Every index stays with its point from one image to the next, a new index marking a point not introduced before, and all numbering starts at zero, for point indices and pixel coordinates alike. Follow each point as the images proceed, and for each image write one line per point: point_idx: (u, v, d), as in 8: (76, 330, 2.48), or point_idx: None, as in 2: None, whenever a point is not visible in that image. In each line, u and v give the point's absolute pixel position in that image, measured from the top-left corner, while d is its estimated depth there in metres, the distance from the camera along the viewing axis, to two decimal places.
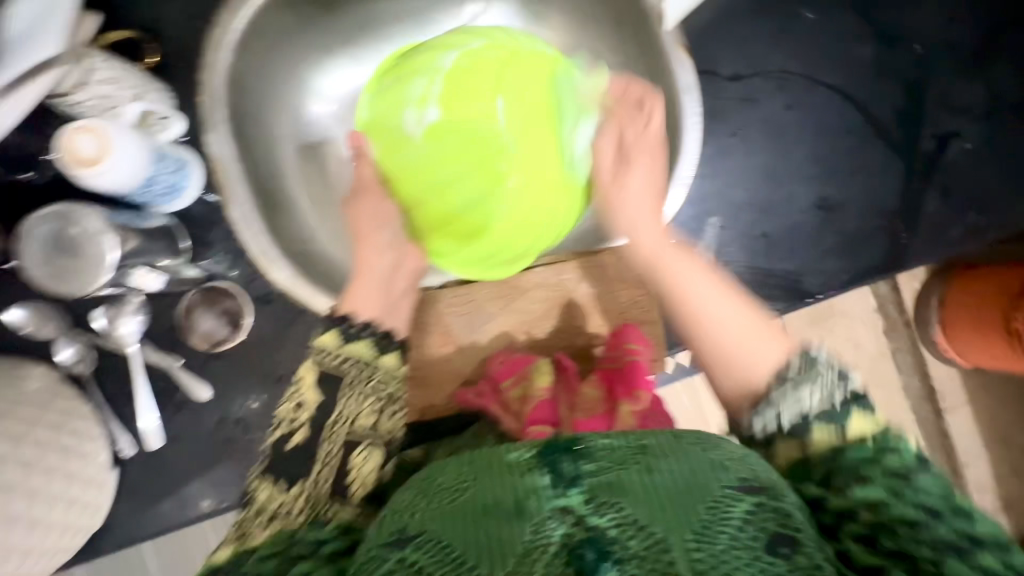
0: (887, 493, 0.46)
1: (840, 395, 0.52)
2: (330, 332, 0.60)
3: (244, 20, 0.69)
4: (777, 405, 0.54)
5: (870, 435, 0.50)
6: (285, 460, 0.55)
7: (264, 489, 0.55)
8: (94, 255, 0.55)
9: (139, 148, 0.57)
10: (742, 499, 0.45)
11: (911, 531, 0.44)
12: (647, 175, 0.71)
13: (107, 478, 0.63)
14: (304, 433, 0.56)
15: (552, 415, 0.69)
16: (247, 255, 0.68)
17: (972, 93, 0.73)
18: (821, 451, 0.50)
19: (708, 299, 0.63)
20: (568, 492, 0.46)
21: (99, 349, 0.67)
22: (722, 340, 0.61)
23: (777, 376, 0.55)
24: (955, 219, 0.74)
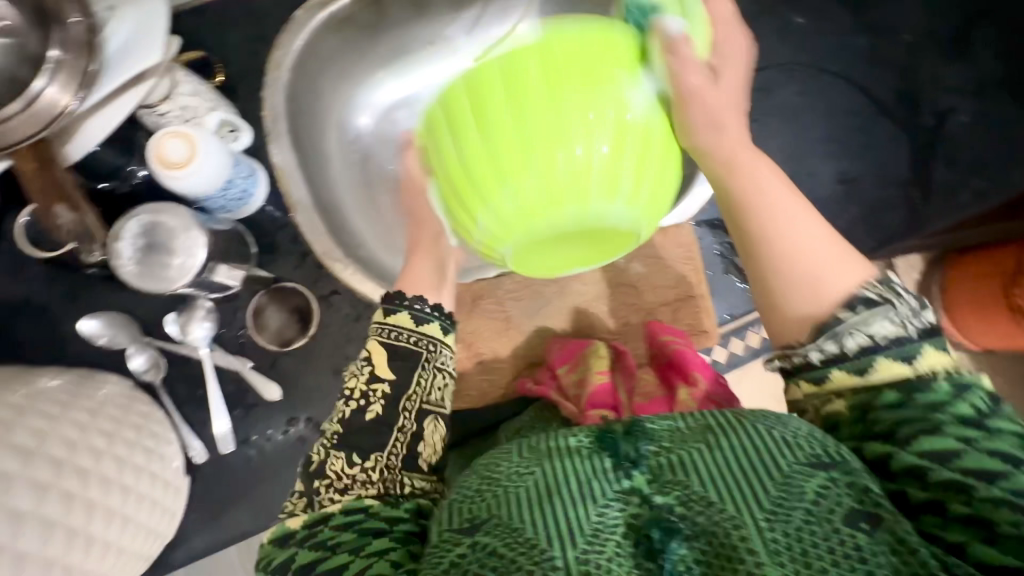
0: (963, 440, 0.42)
1: (920, 318, 0.46)
2: (399, 312, 0.56)
3: (298, 43, 0.75)
4: (840, 333, 0.47)
5: (941, 369, 0.45)
6: (361, 430, 0.53)
7: (334, 460, 0.52)
8: (185, 251, 0.57)
9: (223, 152, 0.61)
10: (815, 474, 0.43)
11: (990, 483, 0.41)
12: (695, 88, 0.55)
13: (182, 483, 0.63)
14: (382, 404, 0.54)
15: (611, 399, 0.68)
16: (314, 255, 0.71)
17: (962, 73, 0.81)
18: (889, 394, 0.45)
19: (793, 216, 0.52)
20: (630, 475, 0.45)
21: (170, 356, 0.68)
22: (792, 244, 0.51)
23: (861, 302, 0.47)
24: (961, 185, 0.80)
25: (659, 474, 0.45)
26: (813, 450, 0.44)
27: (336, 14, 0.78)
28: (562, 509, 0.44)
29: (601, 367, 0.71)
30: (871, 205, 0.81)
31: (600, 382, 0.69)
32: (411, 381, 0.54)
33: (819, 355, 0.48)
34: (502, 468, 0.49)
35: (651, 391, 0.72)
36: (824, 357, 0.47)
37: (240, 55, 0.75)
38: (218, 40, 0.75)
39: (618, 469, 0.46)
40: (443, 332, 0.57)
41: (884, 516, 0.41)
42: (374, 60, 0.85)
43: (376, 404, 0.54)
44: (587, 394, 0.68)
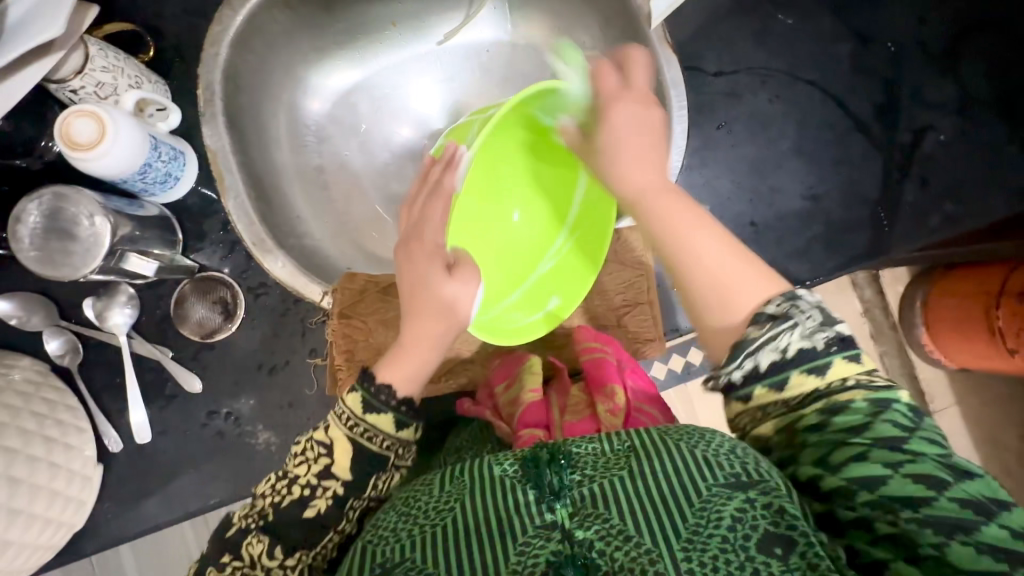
0: (885, 466, 0.40)
1: (824, 331, 0.43)
2: (384, 412, 0.50)
3: (240, 17, 0.71)
4: (756, 351, 0.44)
5: (857, 386, 0.43)
6: (296, 529, 0.48)
7: (254, 544, 0.47)
8: (90, 238, 0.56)
9: (138, 134, 0.58)
10: (732, 496, 0.40)
11: (913, 509, 0.39)
12: (635, 119, 0.56)
13: (93, 473, 0.62)
14: (327, 502, 0.48)
15: (543, 418, 0.60)
16: (242, 246, 0.68)
17: (945, 89, 0.77)
18: (809, 416, 0.43)
19: (684, 214, 0.51)
20: (552, 508, 0.42)
21: (89, 341, 0.66)
22: (703, 265, 0.48)
23: (766, 316, 0.44)
24: (933, 208, 0.76)
25: (582, 506, 0.42)
26: (735, 468, 0.42)
27: None
28: (471, 551, 0.41)
29: (533, 385, 0.64)
30: (839, 222, 0.77)
31: (532, 399, 0.62)
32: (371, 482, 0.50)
33: (741, 373, 0.44)
34: (421, 503, 0.45)
35: (581, 411, 0.62)
36: (749, 372, 0.44)
37: (175, 29, 0.71)
38: (152, 11, 0.71)
39: (540, 502, 0.43)
40: (415, 431, 0.52)
41: (800, 541, 0.39)
42: (326, 40, 0.81)
43: (321, 500, 0.49)
44: (519, 413, 0.61)
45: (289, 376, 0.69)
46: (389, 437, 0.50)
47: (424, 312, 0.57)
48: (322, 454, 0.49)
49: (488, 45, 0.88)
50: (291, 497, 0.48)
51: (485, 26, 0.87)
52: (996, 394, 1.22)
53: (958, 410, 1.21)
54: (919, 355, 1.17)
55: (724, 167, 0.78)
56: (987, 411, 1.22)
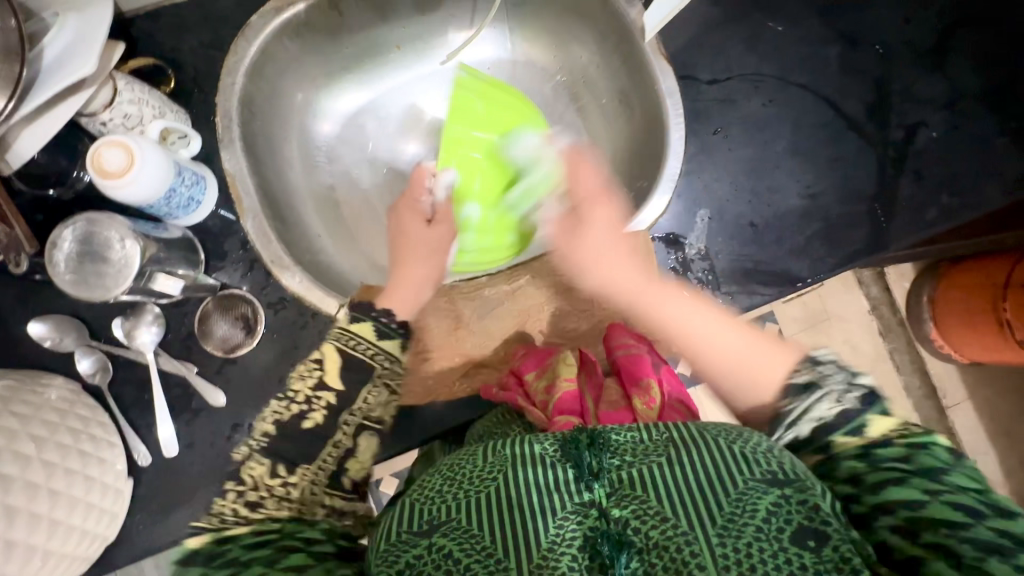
0: (930, 492, 0.46)
1: (852, 392, 0.53)
2: (366, 322, 0.58)
3: (254, 47, 0.75)
4: (796, 423, 0.54)
5: (893, 434, 0.51)
6: (294, 438, 0.57)
7: (255, 466, 0.56)
8: (121, 260, 0.59)
9: (164, 161, 0.62)
10: (769, 491, 0.45)
11: (951, 530, 0.44)
12: (608, 227, 0.69)
13: (124, 486, 0.64)
14: (321, 414, 0.57)
15: (578, 406, 0.61)
16: (261, 263, 0.71)
17: (933, 86, 0.80)
18: (847, 449, 0.51)
19: (712, 336, 0.62)
20: (591, 488, 0.46)
21: (118, 360, 0.68)
22: (736, 363, 0.59)
23: (797, 389, 0.55)
24: (928, 202, 0.78)
25: (618, 488, 0.46)
26: (773, 467, 0.46)
27: (294, 19, 0.76)
28: (515, 520, 0.45)
29: (569, 373, 0.65)
30: (837, 220, 0.79)
31: (566, 388, 0.63)
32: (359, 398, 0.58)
33: (793, 437, 0.54)
34: (466, 471, 0.49)
35: (616, 402, 0.65)
36: (797, 438, 0.54)
37: (193, 61, 0.75)
38: (172, 45, 0.75)
39: (579, 482, 0.46)
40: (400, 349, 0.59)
41: (828, 534, 0.43)
42: (334, 65, 0.85)
43: (317, 413, 0.58)
44: (554, 399, 0.61)
45: None
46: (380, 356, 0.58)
47: (413, 278, 0.72)
48: (315, 368, 0.57)
49: (489, 62, 0.93)
50: (289, 414, 0.57)
51: (486, 44, 0.91)
52: (1010, 386, 1.22)
53: (972, 404, 1.21)
54: (929, 350, 1.18)
55: (722, 170, 0.81)
56: (1001, 404, 1.22)
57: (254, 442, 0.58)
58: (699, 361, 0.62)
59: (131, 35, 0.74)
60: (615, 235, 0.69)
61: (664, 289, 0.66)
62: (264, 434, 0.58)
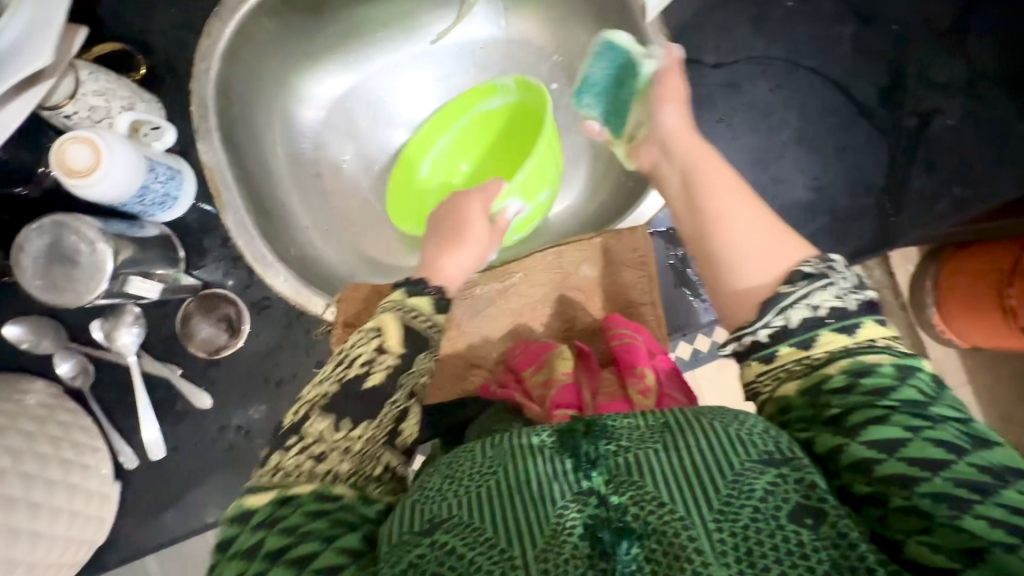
0: (909, 428, 0.40)
1: (856, 293, 0.45)
2: (423, 294, 0.55)
3: (230, 30, 0.70)
4: (786, 308, 0.46)
5: (879, 340, 0.44)
6: (356, 400, 0.47)
7: (317, 421, 0.46)
8: (92, 264, 0.56)
9: (133, 156, 0.58)
10: (765, 470, 0.39)
11: (933, 473, 0.38)
12: (680, 119, 0.65)
13: (111, 491, 0.63)
14: (384, 374, 0.48)
15: (575, 399, 0.58)
16: (243, 261, 0.68)
17: (951, 69, 0.75)
18: (834, 381, 0.43)
19: (727, 205, 0.56)
20: (589, 476, 0.40)
21: (99, 361, 0.67)
22: (739, 244, 0.52)
23: (800, 276, 0.47)
24: (940, 193, 0.75)
25: (618, 475, 0.40)
26: (768, 446, 0.40)
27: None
28: (510, 510, 0.39)
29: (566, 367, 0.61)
30: (842, 213, 0.76)
31: (564, 381, 0.60)
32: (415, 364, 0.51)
33: (769, 330, 0.47)
34: (466, 467, 0.43)
35: (614, 393, 0.62)
36: (773, 331, 0.47)
37: (164, 44, 0.71)
38: (140, 28, 0.70)
39: (575, 471, 0.40)
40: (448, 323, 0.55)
41: (828, 511, 0.37)
42: (318, 47, 0.81)
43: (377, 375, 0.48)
44: (551, 394, 0.58)
45: (294, 389, 0.69)
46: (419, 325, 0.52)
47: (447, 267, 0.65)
48: (373, 335, 0.50)
49: (483, 43, 0.87)
50: (349, 377, 0.48)
51: (479, 22, 0.86)
52: (1013, 372, 1.20)
53: (972, 390, 1.20)
54: (932, 337, 1.16)
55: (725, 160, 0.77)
56: (1003, 391, 1.20)
57: (306, 406, 0.47)
58: (709, 248, 0.55)
59: (97, 17, 0.70)
60: (689, 140, 0.64)
61: (713, 173, 0.59)
62: (321, 395, 0.48)
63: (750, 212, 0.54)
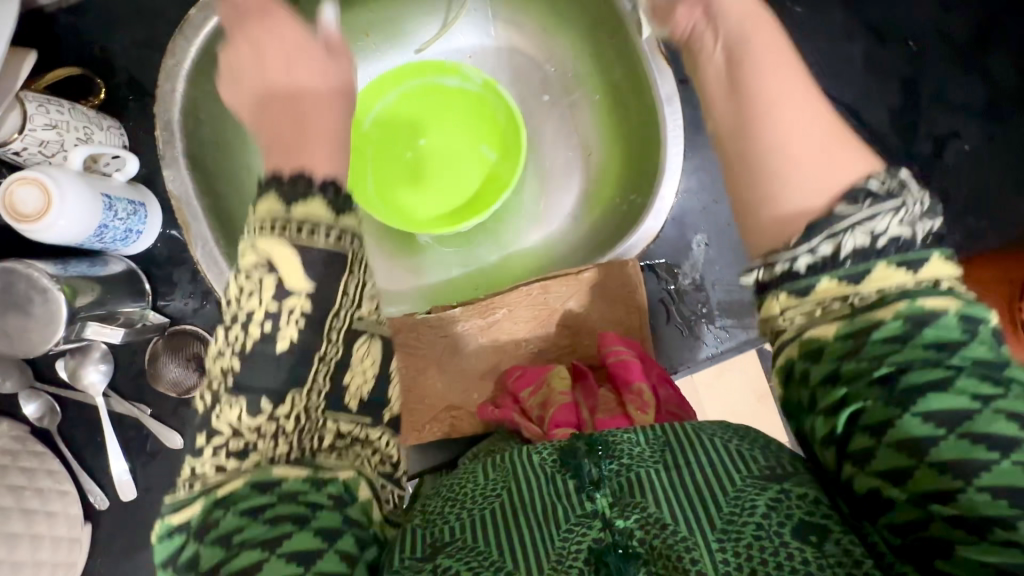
0: (979, 398, 0.31)
1: (925, 220, 0.36)
2: (310, 199, 0.42)
3: (195, 45, 0.64)
4: (839, 230, 0.36)
5: (942, 281, 0.35)
6: (263, 363, 0.42)
7: (229, 407, 0.42)
8: (45, 314, 0.55)
9: (89, 194, 0.55)
10: (767, 487, 0.36)
11: (1002, 456, 0.30)
12: (745, 4, 0.49)
13: (81, 535, 0.63)
14: (299, 323, 0.42)
15: (575, 417, 0.53)
16: (213, 296, 0.65)
17: (970, 90, 0.70)
18: (887, 327, 0.34)
19: (780, 98, 0.42)
20: (592, 496, 0.38)
21: (66, 402, 0.65)
22: (790, 153, 0.40)
23: (866, 195, 0.36)
24: (953, 224, 0.70)
25: (621, 495, 0.37)
26: (770, 463, 0.37)
27: None
28: (515, 533, 0.37)
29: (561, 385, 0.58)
30: None
31: (562, 400, 0.56)
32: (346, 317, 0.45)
33: (809, 261, 0.36)
34: (470, 488, 0.41)
35: (612, 409, 0.56)
36: (817, 261, 0.36)
37: (126, 63, 0.66)
38: (101, 46, 0.66)
39: (577, 492, 0.38)
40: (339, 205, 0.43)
41: (836, 531, 0.33)
42: None
43: (290, 327, 0.42)
44: (549, 413, 0.54)
45: None
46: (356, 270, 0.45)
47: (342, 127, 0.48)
48: (261, 270, 0.42)
49: (470, 55, 0.84)
50: (245, 338, 0.42)
51: (465, 34, 0.82)
52: None
53: None
54: None
55: None
56: None
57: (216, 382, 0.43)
58: (751, 141, 0.42)
59: (55, 38, 0.65)
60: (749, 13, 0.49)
61: (765, 34, 0.47)
62: (229, 367, 0.43)
63: (802, 113, 0.42)
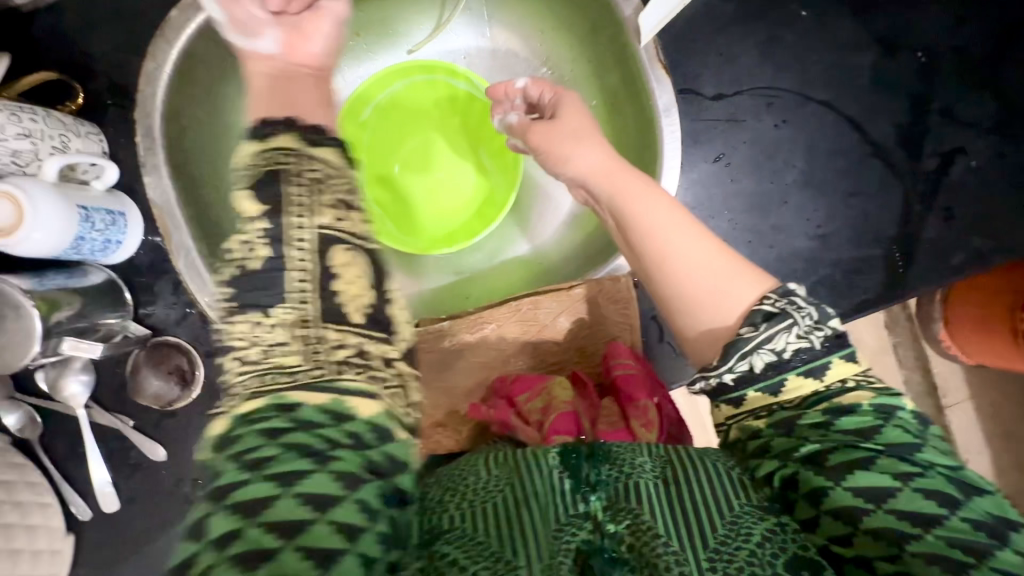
0: (902, 477, 0.37)
1: (820, 330, 0.40)
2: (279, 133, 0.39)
3: (176, 49, 0.63)
4: (751, 352, 0.40)
5: (853, 378, 0.40)
6: (244, 289, 0.37)
7: (237, 347, 0.37)
8: (19, 330, 0.54)
9: (62, 208, 0.53)
10: (763, 517, 0.40)
11: (925, 529, 0.35)
12: (597, 151, 0.55)
13: (63, 547, 0.63)
14: (256, 252, 0.37)
15: (574, 426, 0.55)
16: (197, 308, 0.64)
17: (979, 107, 0.67)
18: (809, 417, 0.40)
19: (665, 228, 0.46)
20: (587, 499, 0.41)
21: (48, 412, 0.64)
22: (690, 281, 0.44)
23: (761, 316, 0.41)
24: (956, 245, 0.68)
25: (620, 501, 0.41)
26: (763, 493, 0.41)
27: None
28: (507, 531, 0.40)
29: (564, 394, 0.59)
30: (847, 264, 0.69)
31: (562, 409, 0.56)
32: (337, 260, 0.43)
33: (733, 376, 0.41)
34: (468, 482, 0.44)
35: (615, 423, 0.58)
36: (750, 372, 0.41)
37: (105, 66, 0.64)
38: (80, 48, 0.64)
39: (574, 492, 0.42)
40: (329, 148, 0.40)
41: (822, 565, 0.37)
42: None
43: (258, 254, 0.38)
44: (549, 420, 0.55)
45: None
46: (340, 191, 0.39)
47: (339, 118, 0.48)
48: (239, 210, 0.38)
49: (465, 55, 0.81)
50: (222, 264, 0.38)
51: (461, 34, 0.80)
52: None
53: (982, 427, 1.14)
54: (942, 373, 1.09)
55: (721, 202, 0.70)
56: None
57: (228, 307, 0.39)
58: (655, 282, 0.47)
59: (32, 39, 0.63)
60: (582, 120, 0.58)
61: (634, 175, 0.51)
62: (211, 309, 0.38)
63: (690, 231, 0.46)
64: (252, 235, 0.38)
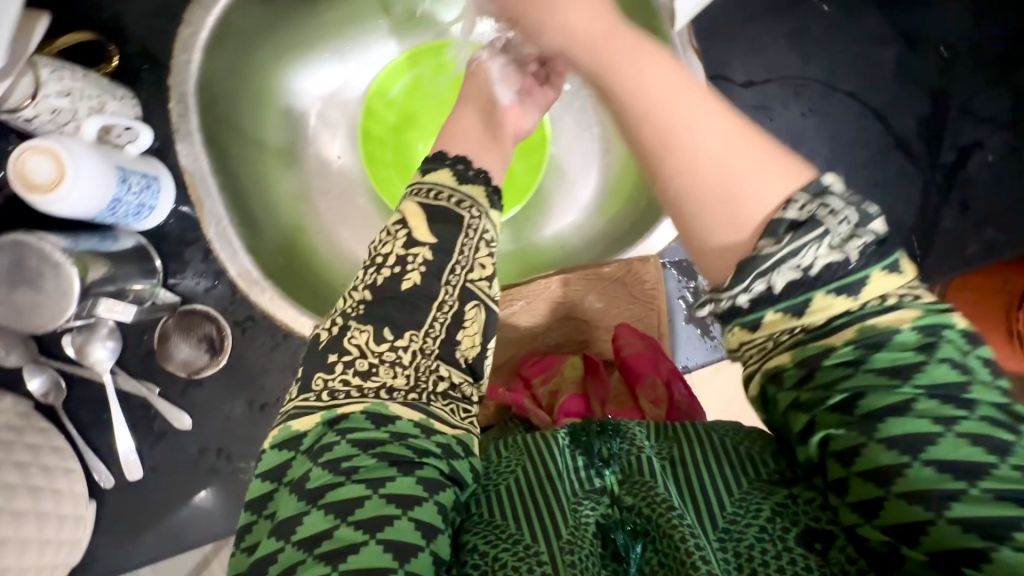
0: (939, 420, 0.32)
1: (858, 237, 0.34)
2: (440, 168, 0.50)
3: (212, 15, 0.61)
4: (771, 270, 0.34)
5: (893, 295, 0.34)
6: (396, 301, 0.44)
7: (358, 333, 0.43)
8: (57, 289, 0.52)
9: (102, 167, 0.53)
10: (777, 490, 0.38)
11: (969, 483, 0.31)
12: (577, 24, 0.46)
13: (85, 513, 0.61)
14: (421, 271, 0.45)
15: (584, 407, 0.56)
16: (227, 277, 0.64)
17: (997, 102, 0.69)
18: (841, 352, 0.33)
19: (679, 112, 0.37)
20: (601, 474, 0.41)
21: (72, 377, 0.63)
22: (705, 179, 0.36)
23: (785, 226, 0.34)
24: (971, 236, 0.70)
25: (630, 475, 0.41)
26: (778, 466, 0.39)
27: None
28: (523, 506, 0.40)
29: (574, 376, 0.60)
30: None
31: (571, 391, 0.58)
32: (459, 249, 0.47)
33: (749, 297, 0.35)
34: (487, 461, 0.44)
35: (624, 401, 0.58)
36: (767, 290, 0.34)
37: (140, 30, 0.63)
38: (114, 11, 0.63)
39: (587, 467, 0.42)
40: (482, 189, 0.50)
41: (840, 536, 0.35)
42: (311, 33, 0.73)
43: (413, 272, 0.45)
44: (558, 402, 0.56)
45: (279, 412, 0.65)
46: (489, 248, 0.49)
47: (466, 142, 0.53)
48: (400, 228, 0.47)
49: None
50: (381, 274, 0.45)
51: None
52: None
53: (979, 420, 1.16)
54: None
55: None
56: None
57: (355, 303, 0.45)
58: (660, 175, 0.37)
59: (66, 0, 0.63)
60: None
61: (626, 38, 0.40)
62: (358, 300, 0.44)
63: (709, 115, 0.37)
64: (416, 258, 0.46)
